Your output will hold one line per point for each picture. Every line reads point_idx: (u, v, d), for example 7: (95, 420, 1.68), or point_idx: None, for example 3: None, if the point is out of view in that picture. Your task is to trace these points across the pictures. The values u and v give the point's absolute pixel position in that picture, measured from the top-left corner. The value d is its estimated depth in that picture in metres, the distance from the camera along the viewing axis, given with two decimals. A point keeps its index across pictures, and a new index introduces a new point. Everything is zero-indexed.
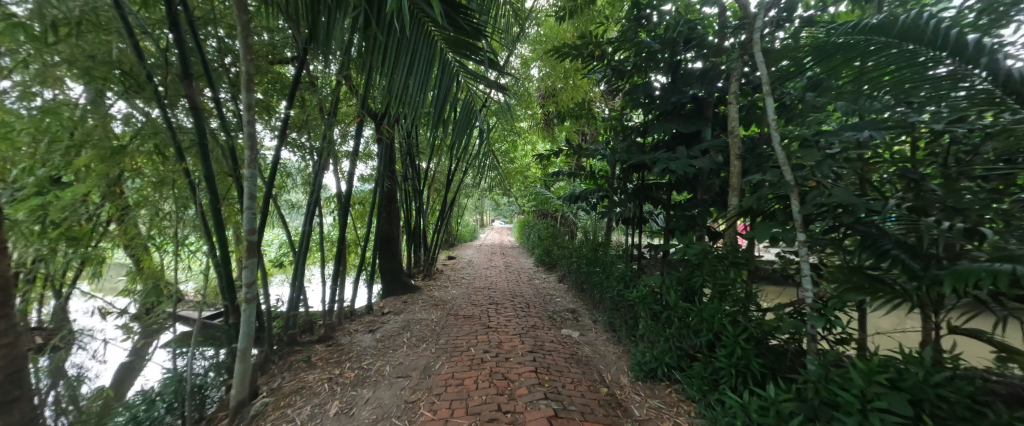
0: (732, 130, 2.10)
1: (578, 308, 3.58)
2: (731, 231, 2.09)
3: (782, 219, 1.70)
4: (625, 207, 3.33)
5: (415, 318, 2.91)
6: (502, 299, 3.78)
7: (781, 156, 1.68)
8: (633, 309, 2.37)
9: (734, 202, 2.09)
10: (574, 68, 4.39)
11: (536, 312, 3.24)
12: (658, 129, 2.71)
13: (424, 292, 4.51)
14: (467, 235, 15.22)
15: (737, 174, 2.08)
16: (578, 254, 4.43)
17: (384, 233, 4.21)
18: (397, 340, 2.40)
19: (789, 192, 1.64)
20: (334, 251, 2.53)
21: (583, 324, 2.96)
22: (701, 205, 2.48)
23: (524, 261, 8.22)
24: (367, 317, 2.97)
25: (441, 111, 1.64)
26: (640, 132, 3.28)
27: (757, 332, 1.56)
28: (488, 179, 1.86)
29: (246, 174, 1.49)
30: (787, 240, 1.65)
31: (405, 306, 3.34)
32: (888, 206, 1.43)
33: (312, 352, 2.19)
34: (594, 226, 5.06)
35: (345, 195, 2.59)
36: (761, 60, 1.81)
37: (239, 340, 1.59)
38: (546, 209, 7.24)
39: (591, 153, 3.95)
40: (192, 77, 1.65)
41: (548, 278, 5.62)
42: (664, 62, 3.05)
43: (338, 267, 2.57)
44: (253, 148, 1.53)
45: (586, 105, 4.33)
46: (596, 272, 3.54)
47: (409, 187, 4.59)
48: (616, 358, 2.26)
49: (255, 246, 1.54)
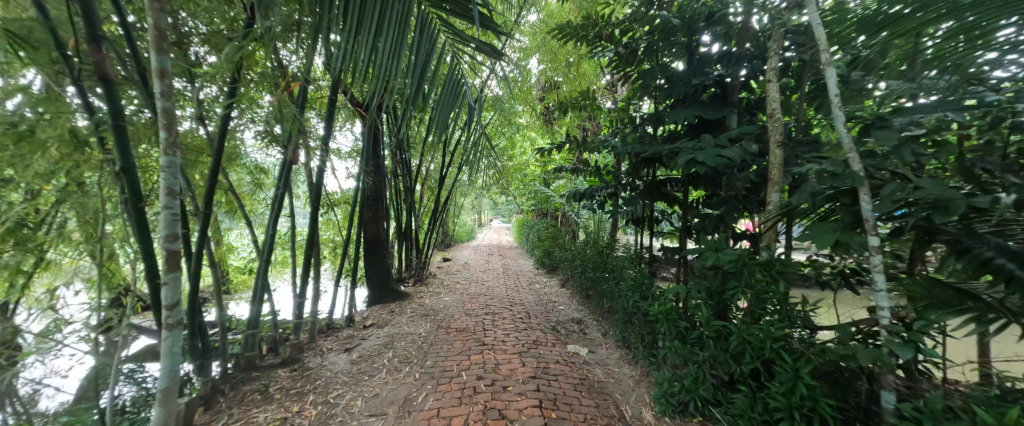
0: (773, 112, 1.76)
1: (584, 318, 3.24)
2: (768, 234, 1.76)
3: (846, 220, 1.36)
4: (635, 205, 2.99)
5: (400, 333, 2.57)
6: (499, 307, 3.43)
7: (848, 140, 1.33)
8: (652, 325, 2.03)
9: (774, 200, 1.75)
10: (578, 55, 4.03)
11: (537, 323, 2.91)
12: (674, 117, 2.34)
13: (415, 300, 4.18)
14: (464, 235, 14.81)
15: (779, 165, 1.74)
16: (581, 257, 4.08)
17: (371, 234, 3.84)
18: (375, 362, 2.06)
19: (856, 186, 1.29)
20: (303, 257, 2.18)
21: (591, 339, 2.62)
22: (725, 203, 2.13)
23: (523, 263, 7.84)
24: (345, 331, 2.63)
25: (421, 86, 1.37)
26: (654, 121, 2.92)
27: (820, 362, 1.24)
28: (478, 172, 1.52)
29: (163, 163, 1.15)
30: (859, 247, 1.29)
31: (392, 317, 2.99)
32: (1002, 203, 1.07)
33: (273, 381, 1.85)
34: (598, 227, 4.72)
35: (317, 194, 2.25)
36: (818, 21, 1.47)
37: (159, 380, 1.24)
38: (546, 208, 6.89)
39: (597, 146, 3.61)
40: (102, 41, 1.30)
41: (549, 283, 5.27)
42: (682, 42, 2.70)
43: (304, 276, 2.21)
44: (171, 129, 1.17)
45: (590, 96, 3.98)
46: (603, 278, 3.20)
47: (399, 185, 4.25)
48: (634, 384, 1.94)
49: (176, 257, 1.19)
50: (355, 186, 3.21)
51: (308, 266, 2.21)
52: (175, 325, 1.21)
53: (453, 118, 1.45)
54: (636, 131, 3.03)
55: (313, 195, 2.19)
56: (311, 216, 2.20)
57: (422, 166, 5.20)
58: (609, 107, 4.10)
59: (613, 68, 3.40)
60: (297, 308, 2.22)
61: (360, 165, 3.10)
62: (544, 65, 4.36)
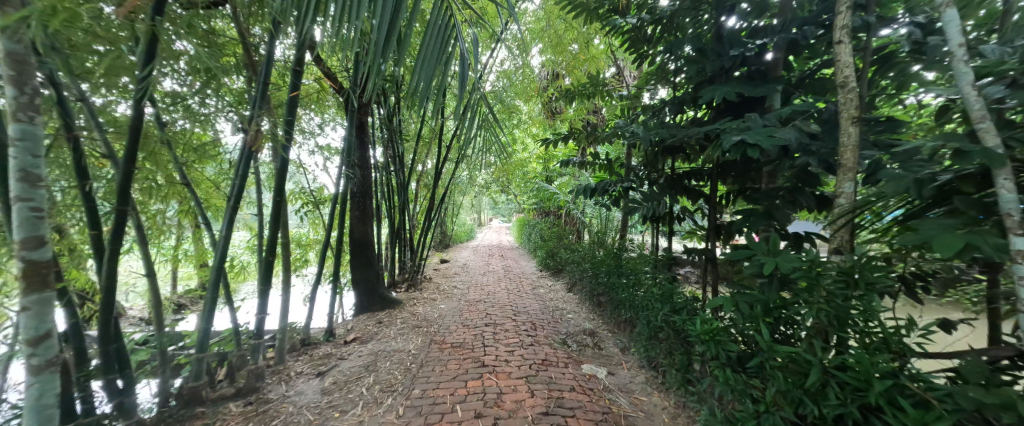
0: (845, 81, 1.41)
1: (597, 329, 2.88)
2: (839, 234, 1.40)
3: (973, 214, 1.00)
4: (657, 201, 2.61)
5: (386, 350, 2.22)
6: (501, 317, 3.06)
7: (976, 106, 0.99)
8: (689, 346, 1.68)
9: (846, 190, 1.40)
10: (586, 36, 3.67)
11: (545, 337, 2.55)
12: (709, 95, 1.93)
13: (408, 307, 3.80)
14: (462, 235, 14.47)
15: (854, 147, 1.39)
16: (592, 260, 3.69)
17: (357, 235, 3.46)
18: (350, 392, 1.72)
19: (997, 168, 0.92)
20: (267, 263, 1.83)
21: (608, 356, 2.27)
22: (773, 195, 1.77)
23: (525, 265, 7.46)
24: (323, 348, 2.28)
25: (395, 31, 1.12)
26: (678, 103, 2.54)
27: (950, 414, 0.90)
28: (468, 140, 1.16)
29: (14, 132, 0.96)
30: (1002, 252, 0.92)
31: (379, 330, 2.63)
32: None
33: (219, 421, 1.50)
34: (607, 226, 4.35)
35: (282, 187, 1.87)
36: None
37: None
38: (549, 206, 6.52)
39: (609, 135, 3.26)
40: None
41: (554, 287, 4.90)
42: (712, 9, 2.33)
43: (267, 286, 1.85)
44: (19, 83, 0.96)
45: (599, 80, 3.62)
46: (617, 284, 2.83)
47: (390, 181, 3.89)
48: (668, 421, 1.59)
49: (38, 273, 1.01)
50: (337, 180, 2.84)
51: (270, 274, 1.85)
52: (44, 366, 1.05)
53: (443, 71, 1.30)
54: (655, 117, 2.68)
55: (281, 180, 1.87)
56: (276, 209, 1.85)
57: (417, 161, 4.84)
58: (620, 93, 3.75)
59: (627, 45, 3.03)
60: (259, 324, 1.86)
61: (342, 156, 2.75)
62: (548, 48, 4.01)
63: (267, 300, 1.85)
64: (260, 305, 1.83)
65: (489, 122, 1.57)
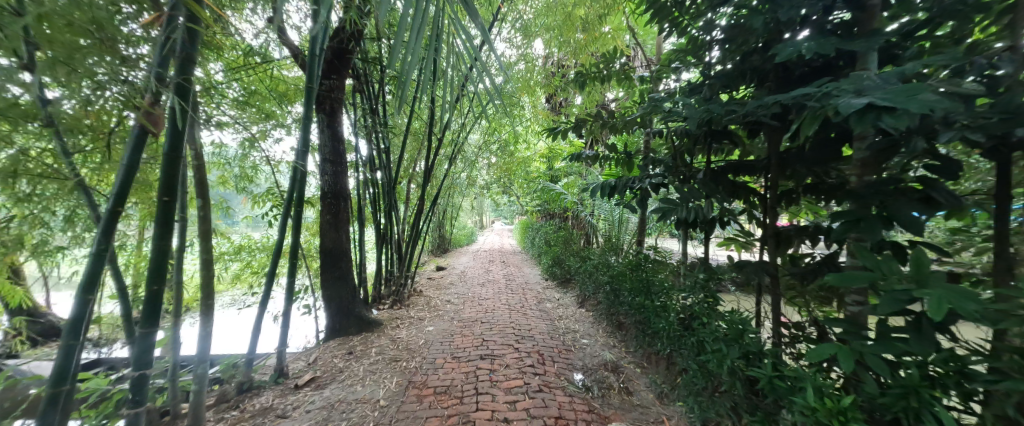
0: None
1: (619, 359, 2.35)
2: None
3: None
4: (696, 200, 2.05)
5: (345, 405, 1.73)
6: (501, 345, 2.54)
7: None
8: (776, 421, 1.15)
9: None
10: (600, 9, 3.14)
11: (557, 375, 2.02)
12: (789, 49, 1.38)
13: (391, 330, 3.28)
14: (463, 238, 14.01)
15: None
16: (605, 273, 3.14)
17: (328, 243, 2.93)
18: None
19: None
20: (153, 296, 1.35)
21: (643, 408, 1.74)
22: (882, 188, 1.24)
23: (528, 272, 6.91)
24: (265, 398, 1.80)
25: None
26: (726, 75, 1.99)
27: None
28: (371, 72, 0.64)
29: None
30: None
31: (345, 367, 2.14)
32: None
33: None
34: (623, 233, 3.81)
35: (176, 188, 1.38)
36: None
37: None
38: (556, 209, 5.97)
39: (627, 124, 2.74)
40: None
41: (561, 301, 4.38)
42: None
43: (154, 327, 1.38)
44: None
45: (615, 60, 3.08)
46: (638, 307, 2.30)
47: (372, 181, 3.39)
48: None
49: None
50: (296, 181, 2.33)
51: (155, 311, 1.37)
52: None
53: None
54: (691, 96, 2.14)
55: (173, 175, 1.37)
56: (165, 217, 1.35)
57: (407, 159, 4.32)
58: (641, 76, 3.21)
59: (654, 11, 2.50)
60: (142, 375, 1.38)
61: (298, 153, 2.23)
62: (555, 25, 3.48)
63: (152, 343, 1.38)
64: (139, 353, 1.36)
65: (482, 96, 1.10)
